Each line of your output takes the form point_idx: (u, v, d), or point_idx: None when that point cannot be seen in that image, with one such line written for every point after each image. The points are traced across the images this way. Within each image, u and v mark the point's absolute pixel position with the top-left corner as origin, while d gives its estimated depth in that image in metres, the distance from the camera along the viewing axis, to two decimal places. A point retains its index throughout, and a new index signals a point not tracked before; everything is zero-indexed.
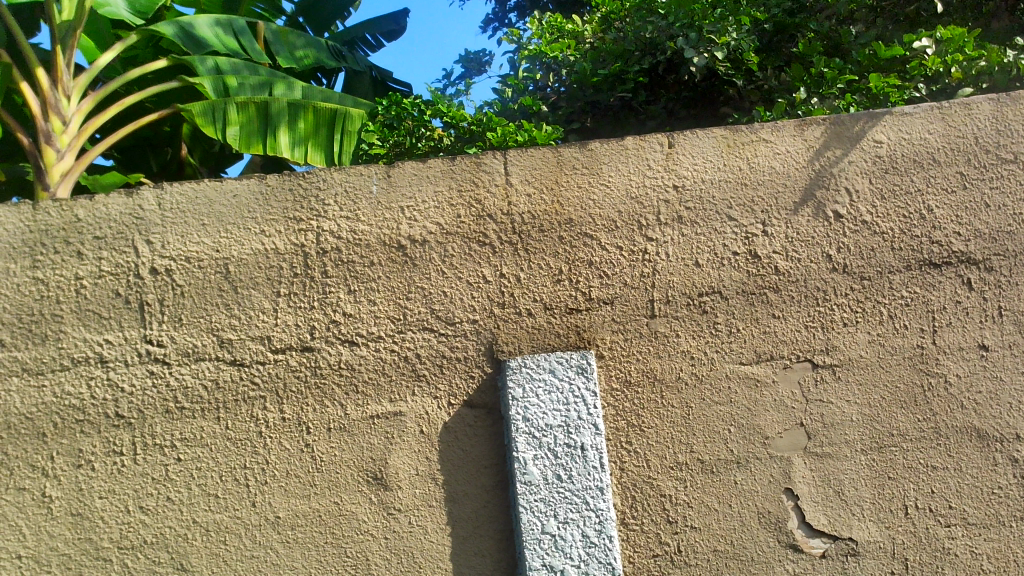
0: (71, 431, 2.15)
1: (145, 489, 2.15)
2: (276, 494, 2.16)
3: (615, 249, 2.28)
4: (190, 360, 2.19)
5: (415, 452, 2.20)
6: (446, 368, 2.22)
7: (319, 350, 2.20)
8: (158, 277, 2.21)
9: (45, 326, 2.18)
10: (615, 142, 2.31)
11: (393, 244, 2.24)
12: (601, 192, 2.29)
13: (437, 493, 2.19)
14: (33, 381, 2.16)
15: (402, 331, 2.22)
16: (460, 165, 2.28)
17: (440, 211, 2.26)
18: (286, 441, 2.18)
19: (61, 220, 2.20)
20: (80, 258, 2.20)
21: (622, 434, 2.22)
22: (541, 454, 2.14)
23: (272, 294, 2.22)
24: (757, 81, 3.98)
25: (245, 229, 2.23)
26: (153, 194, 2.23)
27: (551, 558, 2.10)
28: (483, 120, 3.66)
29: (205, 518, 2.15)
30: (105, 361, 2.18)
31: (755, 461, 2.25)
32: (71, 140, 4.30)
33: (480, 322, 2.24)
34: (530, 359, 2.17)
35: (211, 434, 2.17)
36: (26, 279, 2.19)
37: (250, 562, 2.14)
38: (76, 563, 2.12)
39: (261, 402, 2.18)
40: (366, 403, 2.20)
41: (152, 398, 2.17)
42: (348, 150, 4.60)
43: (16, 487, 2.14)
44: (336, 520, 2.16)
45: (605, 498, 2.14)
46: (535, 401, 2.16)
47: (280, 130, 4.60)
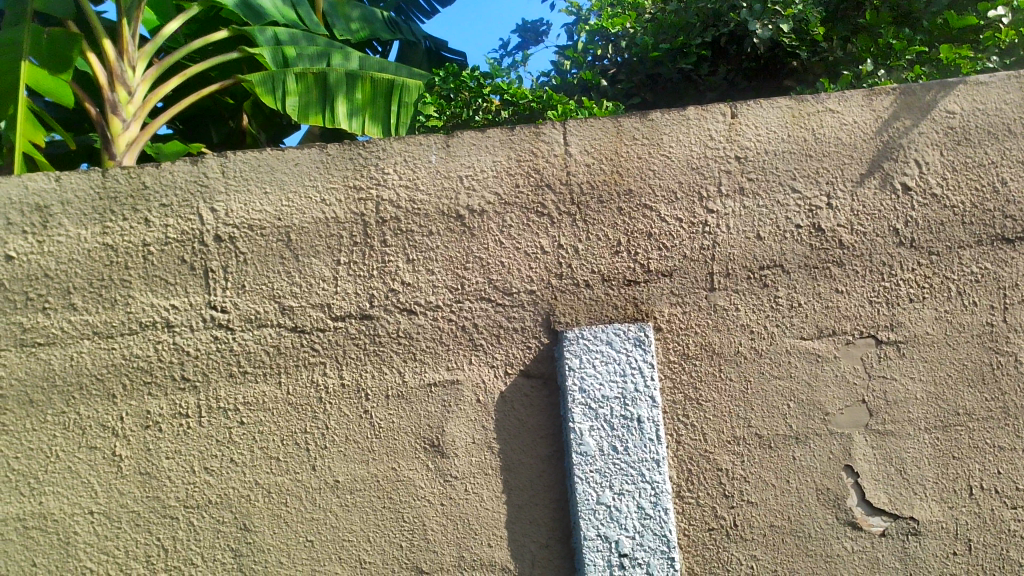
0: (140, 392, 2.22)
1: (210, 450, 2.21)
2: (336, 459, 2.20)
3: (675, 221, 2.25)
4: (252, 326, 2.23)
5: (472, 420, 2.22)
6: (504, 339, 2.23)
7: (378, 318, 2.23)
8: (222, 244, 2.25)
9: (114, 290, 2.24)
10: (677, 112, 2.28)
11: (452, 214, 2.25)
12: (662, 162, 2.26)
13: (493, 461, 2.20)
14: (103, 344, 2.22)
15: (460, 300, 2.23)
16: (520, 135, 2.28)
17: (499, 180, 2.26)
18: (346, 406, 2.21)
19: (130, 187, 2.27)
20: (148, 225, 2.26)
21: (679, 407, 2.21)
22: (598, 425, 2.14)
23: (332, 263, 2.25)
24: (822, 53, 3.81)
25: (306, 197, 2.26)
26: (217, 163, 2.28)
27: (606, 528, 2.11)
28: (543, 96, 3.71)
29: (267, 480, 2.20)
30: (171, 326, 2.24)
31: (814, 437, 2.21)
32: (137, 110, 4.41)
33: (538, 293, 2.24)
34: (588, 331, 2.17)
35: (273, 398, 2.21)
36: (96, 244, 2.25)
37: (310, 524, 2.18)
38: (145, 520, 2.19)
39: (321, 367, 2.22)
40: (423, 370, 2.22)
41: (217, 362, 2.22)
42: (406, 122, 4.69)
43: (88, 446, 2.21)
44: (393, 485, 2.19)
45: (661, 471, 2.13)
46: (592, 372, 2.15)
47: (338, 100, 4.63)
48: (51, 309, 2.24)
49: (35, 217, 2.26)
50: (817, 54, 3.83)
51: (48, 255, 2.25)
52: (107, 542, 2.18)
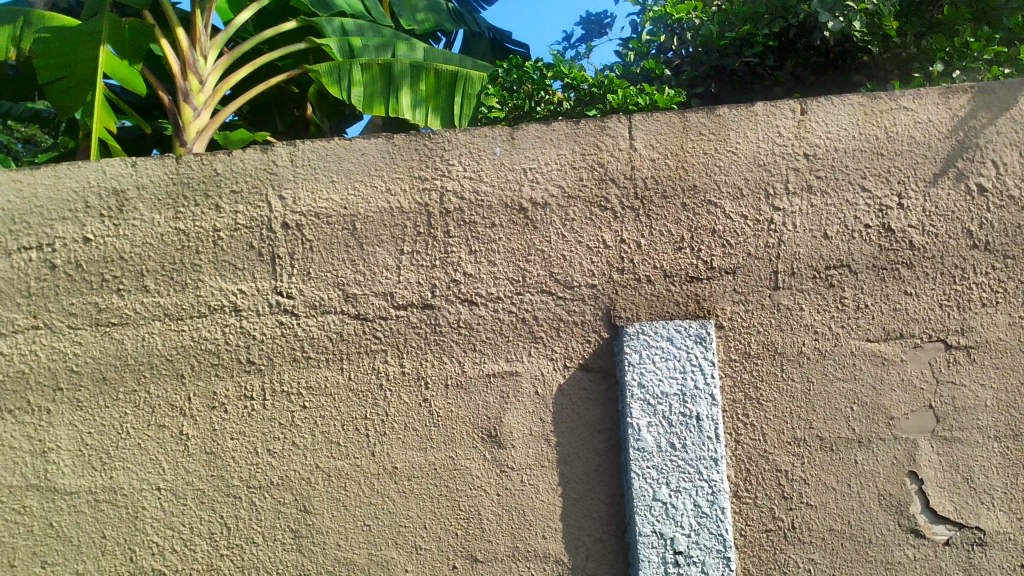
0: (207, 373, 2.28)
1: (273, 432, 2.25)
2: (395, 445, 2.23)
3: (740, 218, 2.23)
4: (317, 312, 2.27)
5: (530, 411, 2.22)
6: (564, 332, 2.23)
7: (439, 308, 2.25)
8: (289, 231, 2.30)
9: (185, 274, 2.30)
10: (745, 108, 2.25)
11: (515, 206, 2.26)
12: (728, 158, 2.24)
13: (550, 454, 2.21)
14: (174, 326, 2.29)
15: (521, 292, 2.24)
16: (585, 128, 2.27)
17: (563, 173, 2.27)
18: (405, 394, 2.24)
19: (202, 173, 2.33)
20: (219, 211, 2.32)
21: (738, 406, 2.19)
22: (656, 422, 2.12)
23: (395, 252, 2.28)
24: (894, 49, 3.72)
25: (372, 186, 2.29)
26: (286, 151, 2.32)
27: (662, 525, 2.09)
28: (603, 82, 3.75)
29: (327, 464, 2.23)
30: (239, 310, 2.29)
31: (878, 442, 2.17)
32: (207, 99, 4.52)
33: (599, 288, 2.24)
34: (649, 326, 2.15)
35: (335, 383, 2.25)
36: (169, 229, 2.32)
37: (368, 509, 2.21)
38: (209, 498, 2.24)
39: (383, 355, 2.25)
40: (482, 361, 2.24)
41: (281, 346, 2.27)
42: (468, 113, 4.71)
43: (157, 424, 2.27)
44: (450, 473, 2.21)
45: (719, 469, 2.12)
46: (651, 368, 2.14)
47: (402, 91, 4.69)
48: (125, 290, 2.31)
49: (112, 202, 2.33)
50: (890, 50, 3.74)
51: (124, 238, 2.32)
52: (173, 518, 2.24)
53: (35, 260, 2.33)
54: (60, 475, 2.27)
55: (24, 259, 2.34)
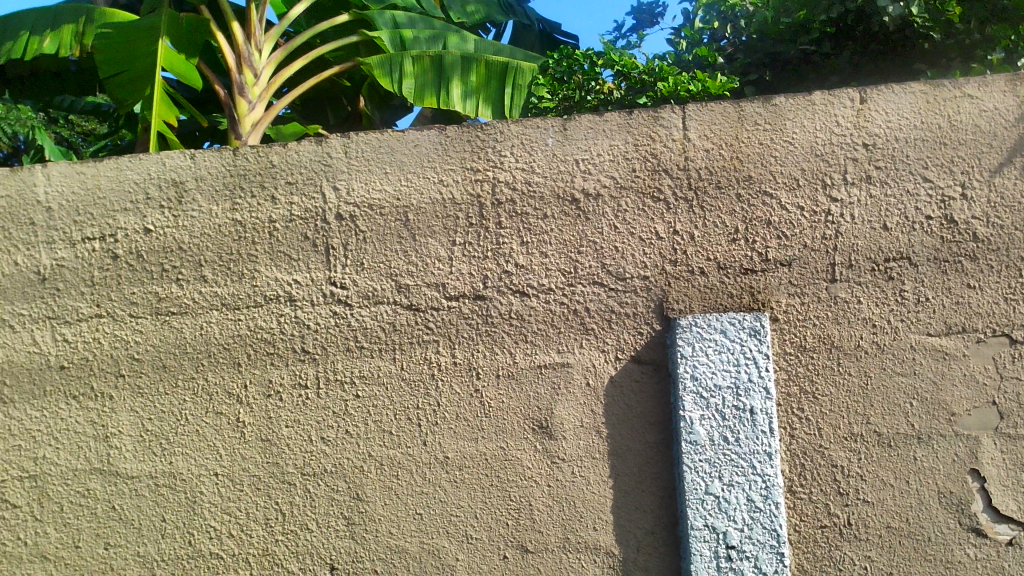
0: (263, 362, 2.31)
1: (327, 421, 2.28)
2: (446, 435, 2.24)
3: (796, 209, 2.20)
4: (370, 303, 2.29)
5: (581, 403, 2.22)
6: (615, 323, 2.22)
7: (491, 299, 2.26)
8: (343, 222, 2.32)
9: (242, 264, 2.34)
10: (802, 97, 2.22)
11: (567, 197, 2.26)
12: (784, 148, 2.21)
13: (601, 446, 2.21)
14: (231, 315, 2.33)
15: (572, 284, 2.24)
16: (638, 119, 2.26)
17: (615, 164, 2.25)
18: (457, 384, 2.25)
19: (258, 165, 2.36)
20: (274, 202, 2.35)
21: (793, 400, 2.15)
22: (709, 415, 2.10)
23: (448, 243, 2.29)
24: (956, 35, 3.64)
25: (425, 178, 2.31)
26: (340, 143, 2.35)
27: (714, 519, 2.07)
28: (653, 69, 3.78)
29: (380, 452, 2.25)
30: (293, 300, 2.32)
31: (939, 438, 2.12)
32: (261, 92, 4.60)
33: (651, 279, 2.22)
34: (702, 319, 2.13)
35: (388, 373, 2.27)
36: (227, 220, 2.36)
37: (420, 498, 2.23)
38: (265, 484, 2.28)
39: (435, 346, 2.26)
40: (534, 352, 2.24)
41: (335, 336, 2.29)
42: (519, 104, 4.71)
43: (214, 411, 2.31)
44: (502, 464, 2.22)
45: (773, 464, 2.09)
46: (704, 360, 2.12)
47: (453, 83, 4.73)
48: (184, 280, 2.36)
49: (172, 193, 2.39)
50: (952, 36, 3.66)
51: (182, 229, 2.37)
52: (229, 504, 2.29)
53: (99, 250, 2.40)
54: (123, 459, 2.33)
55: (88, 249, 2.40)
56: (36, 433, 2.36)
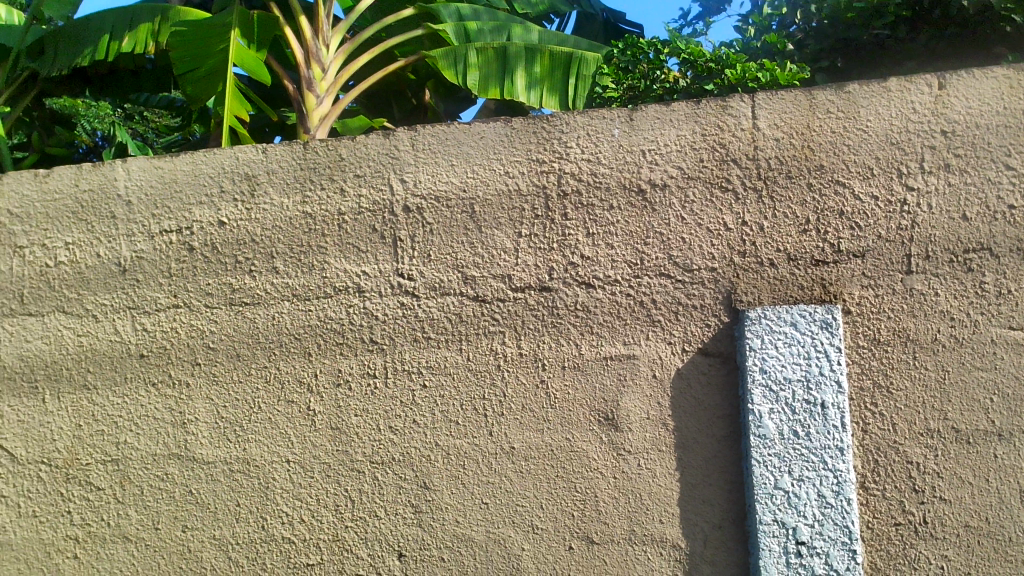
0: (332, 351, 2.36)
1: (395, 410, 2.31)
2: (512, 425, 2.25)
3: (870, 199, 2.14)
4: (437, 294, 2.32)
5: (648, 395, 2.21)
6: (682, 315, 2.20)
7: (557, 291, 2.26)
8: (410, 214, 2.35)
9: (312, 256, 2.39)
10: (877, 83, 2.16)
11: (634, 188, 2.24)
12: (858, 136, 2.16)
13: (668, 438, 2.19)
14: (301, 305, 2.38)
15: (639, 275, 2.22)
16: (706, 108, 2.23)
17: (683, 154, 2.23)
18: (523, 375, 2.26)
19: (328, 158, 2.41)
20: (343, 194, 2.39)
21: (866, 394, 2.10)
22: (778, 409, 2.07)
23: (514, 235, 2.29)
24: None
25: (491, 170, 2.32)
26: (408, 136, 2.38)
27: (784, 514, 2.04)
28: (721, 58, 3.99)
29: (447, 442, 2.28)
30: (362, 291, 2.35)
31: (1020, 435, 2.05)
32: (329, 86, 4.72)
33: (719, 271, 2.19)
34: (771, 311, 2.10)
35: (454, 364, 2.29)
36: (297, 212, 2.41)
37: (486, 487, 2.25)
38: (335, 471, 2.33)
39: (500, 337, 2.27)
40: (600, 343, 2.23)
41: (403, 326, 2.33)
42: (582, 94, 4.80)
43: (286, 400, 2.37)
44: (567, 455, 2.23)
45: (845, 459, 2.04)
46: (774, 353, 2.09)
47: (517, 73, 4.85)
48: (257, 272, 2.41)
49: (245, 186, 2.45)
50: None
51: (255, 221, 2.43)
52: (300, 490, 2.34)
53: (175, 242, 2.47)
54: (199, 445, 2.41)
55: (165, 241, 2.48)
56: (118, 419, 2.46)
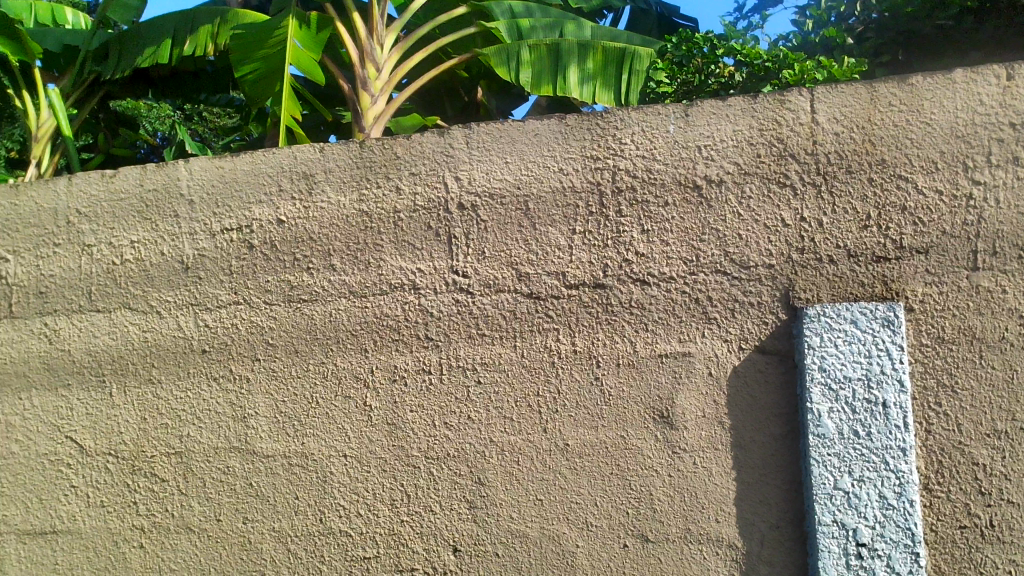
0: (389, 347, 2.38)
1: (450, 406, 2.33)
2: (566, 422, 2.25)
3: (934, 193, 2.09)
4: (491, 291, 2.33)
5: (703, 393, 2.19)
6: (739, 313, 2.17)
7: (611, 288, 2.25)
8: (465, 212, 2.37)
9: (368, 253, 2.42)
10: (942, 75, 2.10)
11: (689, 184, 2.22)
12: (921, 129, 2.11)
13: (724, 437, 2.17)
14: (358, 302, 2.41)
15: (694, 272, 2.20)
16: (763, 103, 2.20)
17: (739, 150, 2.20)
18: (577, 372, 2.26)
19: (383, 156, 2.44)
20: (399, 192, 2.42)
21: (930, 394, 2.05)
22: (838, 408, 2.03)
23: (568, 232, 2.29)
24: None
25: (545, 167, 2.32)
26: (462, 133, 2.39)
27: (844, 515, 2.00)
28: (778, 57, 4.17)
29: (501, 438, 2.29)
30: (417, 288, 2.38)
31: None
32: (384, 85, 4.83)
33: (777, 268, 2.16)
34: (831, 309, 2.06)
35: (508, 360, 2.30)
36: (354, 210, 2.44)
37: (540, 484, 2.26)
38: (391, 466, 2.35)
39: (554, 334, 2.28)
40: (655, 341, 2.22)
41: (457, 323, 2.34)
42: (636, 89, 4.93)
43: (343, 395, 2.40)
44: (622, 452, 2.22)
45: (908, 460, 1.99)
46: (833, 351, 2.05)
47: (570, 69, 5.00)
48: (314, 269, 2.45)
49: (303, 185, 2.49)
50: None
51: (312, 219, 2.47)
52: (357, 484, 2.37)
53: (236, 240, 2.53)
54: (259, 438, 2.45)
55: (227, 239, 2.53)
56: (181, 412, 2.52)
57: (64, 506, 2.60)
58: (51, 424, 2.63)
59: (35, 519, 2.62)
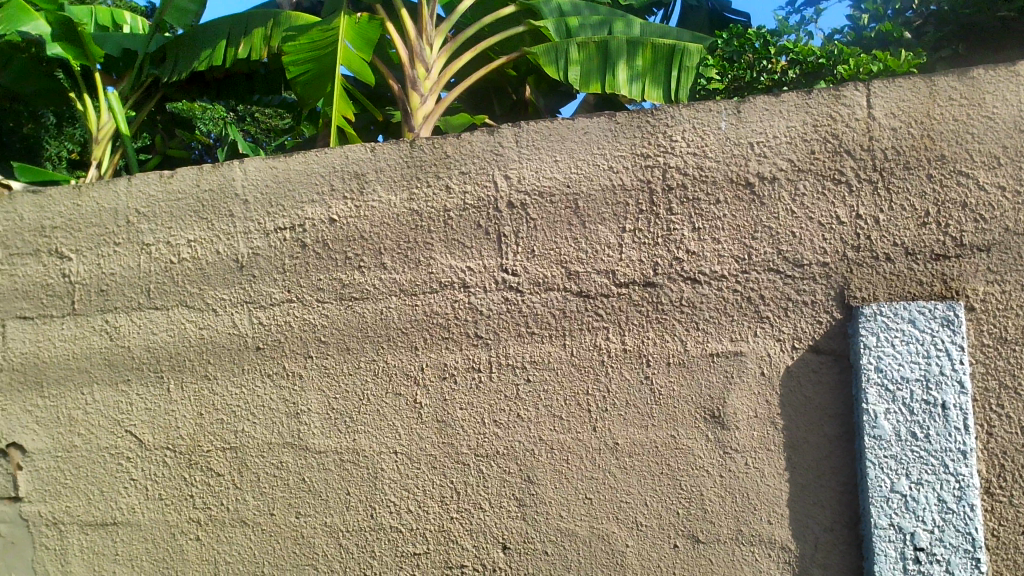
0: (439, 345, 2.40)
1: (499, 404, 2.34)
2: (616, 421, 2.24)
3: (996, 189, 2.04)
4: (541, 289, 2.33)
5: (756, 393, 2.16)
6: (792, 311, 2.14)
7: (661, 286, 2.23)
8: (515, 210, 2.37)
9: (418, 252, 2.44)
10: (1005, 67, 2.05)
11: (741, 181, 2.20)
12: (983, 124, 2.06)
13: (777, 438, 2.14)
14: (408, 300, 2.43)
15: (746, 271, 2.18)
16: (818, 98, 2.17)
17: (792, 146, 2.17)
18: (627, 371, 2.25)
19: (434, 156, 2.46)
20: (449, 191, 2.43)
21: (991, 395, 2.00)
22: (895, 409, 1.99)
23: (618, 230, 2.28)
24: None
25: (595, 165, 2.32)
26: (512, 132, 2.40)
27: (901, 518, 1.96)
28: (832, 52, 4.11)
29: (551, 437, 2.29)
30: (467, 286, 2.39)
31: None
32: (433, 86, 4.91)
33: (832, 266, 2.12)
34: (888, 308, 2.02)
35: (558, 358, 2.30)
36: (404, 209, 2.46)
37: (589, 483, 2.25)
38: (441, 463, 2.37)
39: (604, 332, 2.27)
40: (706, 340, 2.20)
41: (507, 321, 2.35)
42: (686, 86, 4.90)
43: (394, 392, 2.43)
44: (672, 452, 2.20)
45: (968, 463, 1.94)
46: (890, 351, 2.01)
47: (619, 67, 5.00)
48: (365, 268, 2.48)
49: (354, 184, 2.52)
50: None
51: (363, 218, 2.50)
52: (408, 480, 2.39)
53: (289, 239, 2.57)
54: (312, 435, 2.49)
55: (280, 238, 2.58)
56: (237, 408, 2.57)
57: (124, 499, 2.67)
58: (112, 418, 2.70)
59: (96, 510, 2.69)
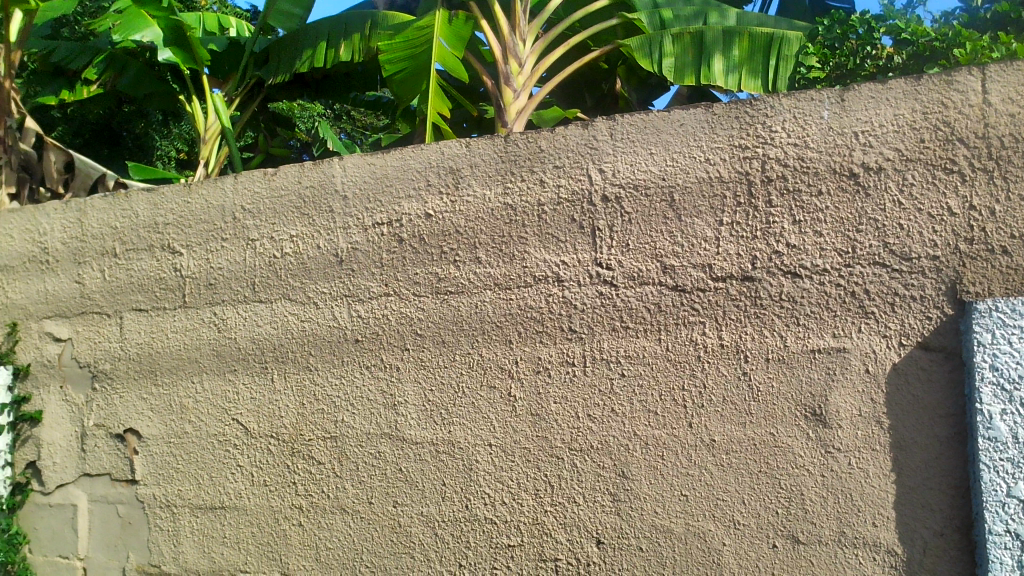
0: (533, 340, 2.41)
1: (593, 398, 2.33)
2: (713, 418, 2.21)
3: None
4: (635, 284, 2.31)
5: (860, 391, 2.09)
6: (900, 307, 2.06)
7: (760, 280, 2.19)
8: (609, 204, 2.36)
9: (513, 246, 2.45)
10: None
11: (845, 172, 2.13)
12: None
13: (882, 437, 2.07)
14: (503, 294, 2.45)
15: (850, 264, 2.10)
16: (927, 84, 2.07)
17: (900, 135, 2.09)
18: (724, 366, 2.20)
19: (528, 150, 2.46)
20: (543, 185, 2.44)
21: None
22: (1012, 410, 1.89)
23: (715, 223, 2.24)
24: None
25: (692, 157, 2.28)
26: (606, 126, 2.39)
27: (1019, 525, 1.86)
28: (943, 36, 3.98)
29: (646, 432, 2.27)
30: (561, 280, 2.39)
31: None
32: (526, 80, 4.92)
33: (942, 259, 2.03)
34: (1004, 303, 1.91)
35: (653, 353, 2.28)
36: (499, 204, 2.48)
37: (685, 480, 2.22)
38: (535, 456, 2.38)
39: (701, 327, 2.23)
40: (807, 335, 2.14)
41: (601, 315, 2.34)
42: (784, 75, 4.90)
43: (489, 385, 2.45)
44: (771, 450, 2.15)
45: None
46: (1007, 349, 1.90)
47: (715, 58, 5.05)
48: (460, 262, 2.51)
49: (450, 179, 2.55)
50: None
51: (459, 213, 2.53)
52: (502, 473, 2.41)
53: (387, 234, 2.62)
54: (408, 425, 2.54)
55: (378, 233, 2.63)
56: (337, 399, 2.64)
57: (232, 484, 2.78)
58: (220, 407, 2.82)
59: (206, 494, 2.82)
